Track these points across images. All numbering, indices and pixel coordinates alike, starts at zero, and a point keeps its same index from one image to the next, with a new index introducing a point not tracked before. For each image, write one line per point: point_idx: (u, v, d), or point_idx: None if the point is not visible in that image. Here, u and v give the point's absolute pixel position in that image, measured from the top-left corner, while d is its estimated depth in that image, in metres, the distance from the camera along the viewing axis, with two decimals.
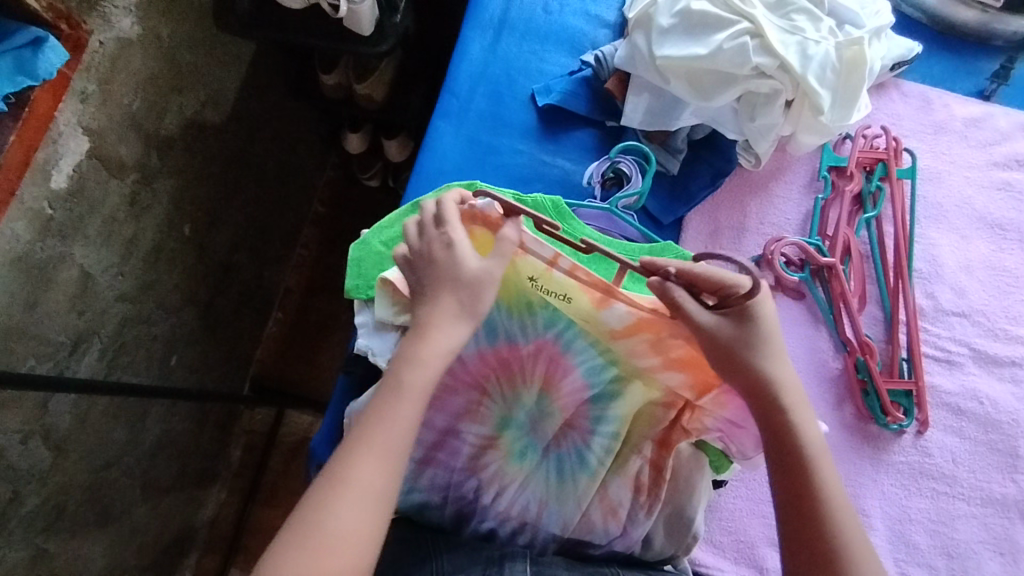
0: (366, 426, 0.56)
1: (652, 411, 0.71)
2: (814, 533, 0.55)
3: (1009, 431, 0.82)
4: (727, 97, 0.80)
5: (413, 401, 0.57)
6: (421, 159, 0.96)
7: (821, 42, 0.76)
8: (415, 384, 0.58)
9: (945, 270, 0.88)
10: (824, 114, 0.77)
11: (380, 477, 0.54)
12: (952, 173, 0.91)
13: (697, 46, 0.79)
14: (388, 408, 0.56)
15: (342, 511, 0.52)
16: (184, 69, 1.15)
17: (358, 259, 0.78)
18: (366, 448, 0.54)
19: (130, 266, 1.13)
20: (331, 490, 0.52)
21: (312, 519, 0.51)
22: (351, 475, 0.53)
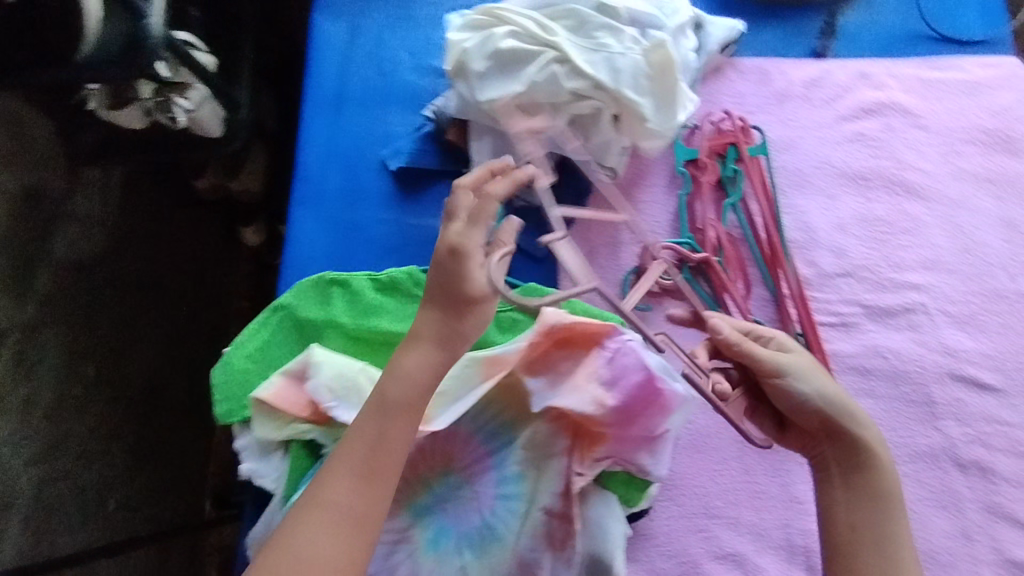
0: (352, 444, 0.56)
1: (548, 455, 0.69)
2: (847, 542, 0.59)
3: (918, 380, 0.81)
4: (556, 125, 0.79)
5: (400, 417, 0.57)
6: (287, 252, 0.94)
7: (627, 53, 0.75)
8: (397, 399, 0.57)
9: (820, 235, 0.87)
10: (650, 121, 0.76)
11: (344, 492, 0.54)
12: (805, 137, 0.91)
13: (514, 83, 0.78)
14: (360, 427, 0.56)
15: (319, 541, 0.52)
16: (46, 219, 1.18)
17: (224, 382, 0.75)
18: (341, 475, 0.55)
19: (33, 427, 1.10)
20: (308, 512, 0.54)
21: (283, 551, 0.52)
22: (323, 508, 0.53)
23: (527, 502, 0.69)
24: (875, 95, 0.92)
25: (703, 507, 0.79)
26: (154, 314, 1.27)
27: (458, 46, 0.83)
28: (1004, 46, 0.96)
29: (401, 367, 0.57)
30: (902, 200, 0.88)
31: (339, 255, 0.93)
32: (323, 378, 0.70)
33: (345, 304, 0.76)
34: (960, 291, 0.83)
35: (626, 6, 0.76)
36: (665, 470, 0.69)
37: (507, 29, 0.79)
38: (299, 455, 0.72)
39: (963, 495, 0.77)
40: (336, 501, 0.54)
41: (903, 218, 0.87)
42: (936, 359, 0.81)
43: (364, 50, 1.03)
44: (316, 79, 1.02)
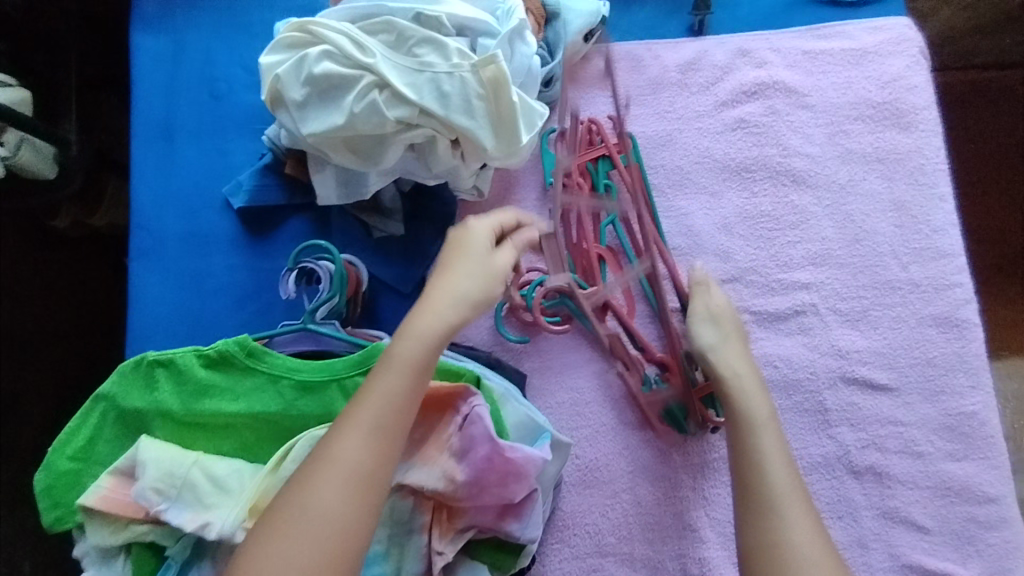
0: (365, 396, 0.56)
1: (408, 530, 0.62)
2: (760, 493, 0.58)
3: (810, 387, 0.76)
4: (391, 157, 0.70)
5: (405, 373, 0.57)
6: (131, 312, 0.85)
7: (454, 72, 0.67)
8: (407, 357, 0.57)
9: (704, 238, 0.81)
10: (490, 146, 0.69)
11: (358, 451, 0.54)
12: (683, 129, 0.83)
13: (335, 114, 0.68)
14: (380, 382, 0.56)
15: (327, 489, 0.53)
16: None
17: (49, 488, 0.67)
18: (353, 427, 0.55)
19: None
20: (319, 468, 0.54)
21: (292, 499, 0.53)
22: (327, 459, 0.54)
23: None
24: (756, 74, 0.84)
25: (595, 545, 0.74)
26: (19, 370, 1.15)
27: (272, 73, 0.72)
28: (897, 2, 0.87)
29: (412, 329, 0.58)
30: (789, 191, 0.81)
31: (188, 310, 0.84)
32: (148, 480, 0.63)
33: (173, 387, 0.68)
34: (851, 286, 0.78)
35: (448, 12, 0.68)
36: (537, 530, 0.63)
37: (320, 50, 0.69)
38: (143, 556, 0.66)
39: (859, 503, 0.74)
40: (346, 451, 0.54)
41: (789, 211, 0.81)
42: (827, 363, 0.77)
43: (193, 69, 0.90)
44: (142, 109, 0.90)
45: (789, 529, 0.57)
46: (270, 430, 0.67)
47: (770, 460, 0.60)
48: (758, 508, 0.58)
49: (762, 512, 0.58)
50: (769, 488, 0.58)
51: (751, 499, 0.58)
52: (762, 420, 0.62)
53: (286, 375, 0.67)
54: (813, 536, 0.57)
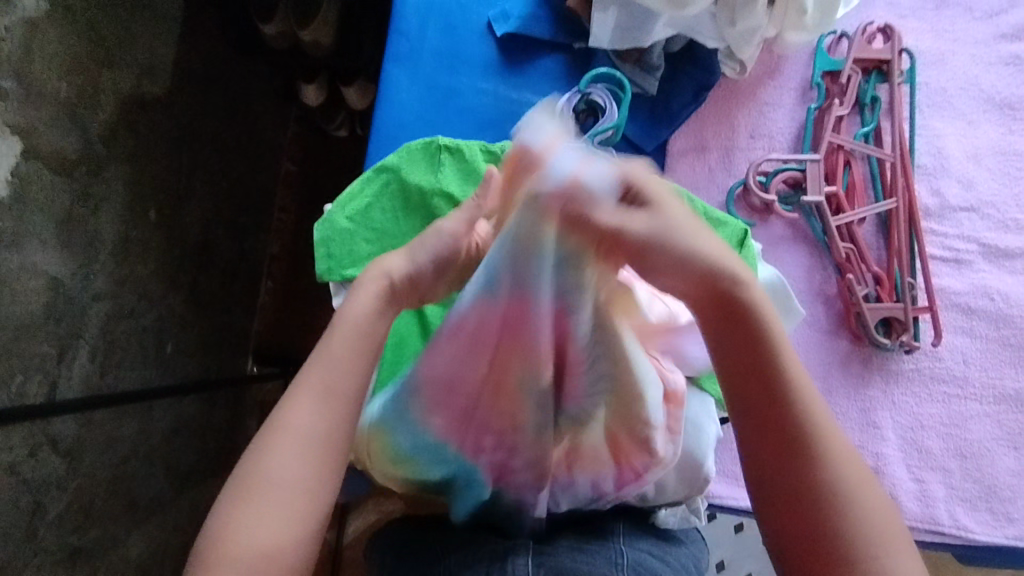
0: (318, 370, 0.52)
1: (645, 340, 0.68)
2: (784, 436, 0.50)
3: (1021, 325, 0.79)
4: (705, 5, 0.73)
5: (349, 341, 0.53)
6: (377, 113, 0.87)
7: None
8: (358, 321, 0.54)
9: (951, 163, 0.82)
10: (807, 13, 0.74)
11: (316, 418, 0.51)
12: (957, 53, 0.83)
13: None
14: (320, 352, 0.53)
15: (286, 457, 0.49)
16: (108, 43, 1.07)
17: (326, 240, 0.72)
18: (304, 404, 0.51)
19: (100, 263, 1.12)
20: (265, 442, 0.50)
21: (252, 480, 0.49)
22: (294, 426, 0.50)
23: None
24: None
25: None
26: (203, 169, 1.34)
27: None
28: None
29: (352, 302, 0.54)
30: None
31: (432, 122, 0.86)
32: None
33: (455, 173, 0.73)
34: None
35: None
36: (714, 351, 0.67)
37: None
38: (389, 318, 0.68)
39: None
40: (308, 418, 0.51)
41: None
42: None
43: None
44: None
45: (831, 476, 0.49)
46: None
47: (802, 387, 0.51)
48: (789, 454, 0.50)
49: (792, 456, 0.50)
50: (804, 435, 0.50)
51: (799, 477, 0.49)
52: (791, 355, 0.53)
53: None
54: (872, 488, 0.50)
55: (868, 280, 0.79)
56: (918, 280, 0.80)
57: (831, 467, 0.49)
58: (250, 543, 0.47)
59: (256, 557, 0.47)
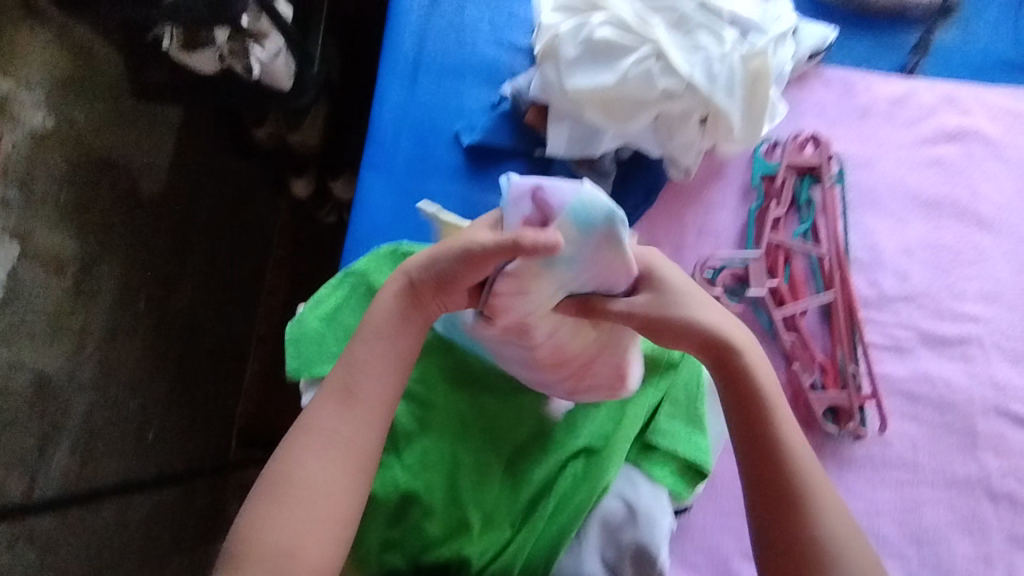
0: (328, 398, 0.64)
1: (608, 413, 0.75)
2: (779, 487, 0.59)
3: (964, 410, 0.82)
4: (642, 121, 0.81)
5: (376, 349, 0.65)
6: (353, 216, 0.94)
7: (724, 58, 0.79)
8: (384, 323, 0.66)
9: (885, 256, 0.88)
10: (736, 129, 0.81)
11: (344, 423, 0.62)
12: (882, 156, 0.91)
13: (606, 74, 0.80)
14: (351, 369, 0.65)
15: (307, 464, 0.61)
16: (109, 150, 1.16)
17: (297, 340, 0.77)
18: (333, 413, 0.63)
19: (87, 354, 1.15)
20: (297, 444, 0.62)
21: (283, 480, 0.60)
22: (312, 440, 0.62)
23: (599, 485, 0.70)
24: (959, 121, 0.91)
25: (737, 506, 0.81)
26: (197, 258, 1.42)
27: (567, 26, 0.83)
28: None
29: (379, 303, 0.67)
30: (971, 230, 0.88)
31: (404, 224, 0.93)
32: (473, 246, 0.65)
33: None
34: (1016, 328, 0.84)
35: (730, 8, 0.81)
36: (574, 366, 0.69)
37: (603, 19, 0.81)
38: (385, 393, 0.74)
39: (991, 524, 0.79)
40: (335, 421, 0.62)
41: (969, 249, 0.87)
42: (983, 393, 0.83)
43: (444, 20, 1.02)
44: (395, 45, 1.01)
45: (818, 516, 0.57)
46: None
47: (786, 430, 0.61)
48: (784, 498, 0.58)
49: (790, 502, 0.58)
50: (792, 479, 0.59)
51: (792, 525, 0.58)
52: (781, 406, 0.63)
53: None
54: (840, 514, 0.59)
55: (814, 368, 0.82)
56: (862, 368, 0.83)
57: (814, 504, 0.58)
58: (276, 538, 0.58)
59: (279, 542, 0.58)
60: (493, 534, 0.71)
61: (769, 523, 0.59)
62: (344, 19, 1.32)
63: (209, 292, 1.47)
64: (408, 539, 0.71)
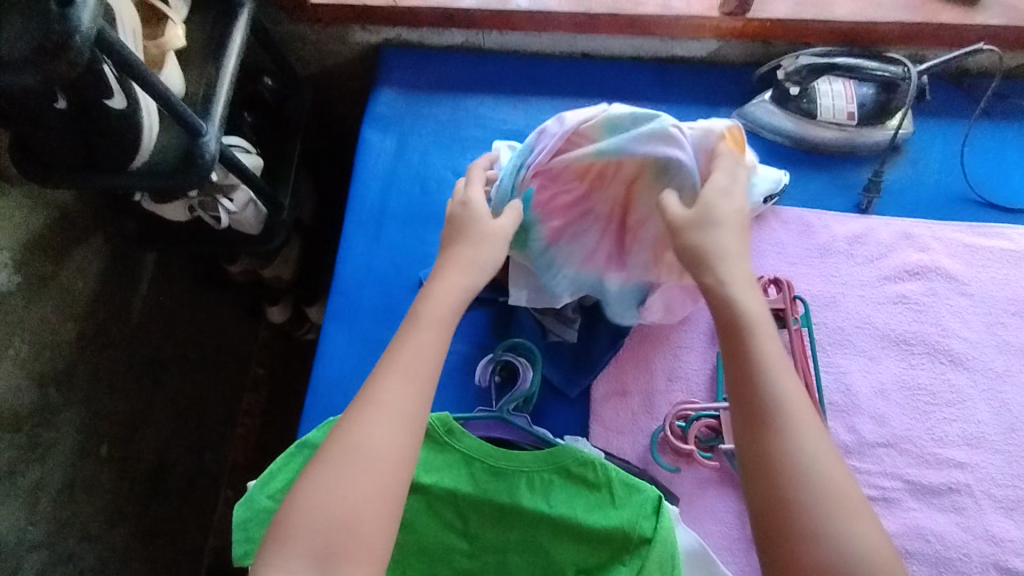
0: (397, 360, 0.60)
1: None
2: (767, 451, 0.56)
3: (963, 569, 0.77)
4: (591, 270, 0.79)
5: (430, 331, 0.62)
6: (316, 368, 0.93)
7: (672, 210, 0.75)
8: (431, 317, 0.63)
9: (861, 399, 0.85)
10: None
11: (408, 399, 0.58)
12: (847, 295, 0.90)
13: (584, 243, 0.80)
14: (409, 339, 0.62)
15: (374, 431, 0.57)
16: (80, 298, 1.16)
17: (245, 520, 0.73)
18: (392, 377, 0.59)
19: (40, 511, 1.11)
20: (355, 411, 0.58)
21: (344, 442, 0.56)
22: (364, 417, 0.57)
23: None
24: (919, 257, 0.91)
25: None
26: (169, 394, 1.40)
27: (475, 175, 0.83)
28: None
29: (431, 298, 0.65)
30: (945, 368, 0.86)
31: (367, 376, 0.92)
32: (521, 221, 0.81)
33: None
34: (1006, 474, 0.81)
35: None
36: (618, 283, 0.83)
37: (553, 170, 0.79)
38: None
39: None
40: (388, 395, 0.58)
41: (946, 388, 0.85)
42: (981, 548, 0.78)
43: (409, 166, 1.05)
44: (361, 194, 1.03)
45: (813, 495, 0.54)
46: (453, 508, 0.73)
47: (794, 415, 0.56)
48: (774, 471, 0.55)
49: (771, 477, 0.55)
50: (793, 460, 0.55)
51: (771, 483, 0.55)
52: (785, 377, 0.59)
53: (480, 458, 0.74)
54: (864, 516, 0.54)
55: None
56: None
57: (814, 492, 0.54)
58: (314, 511, 0.54)
59: (331, 516, 0.54)
60: None
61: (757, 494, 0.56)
62: (319, 157, 1.36)
63: (180, 427, 1.43)
64: None
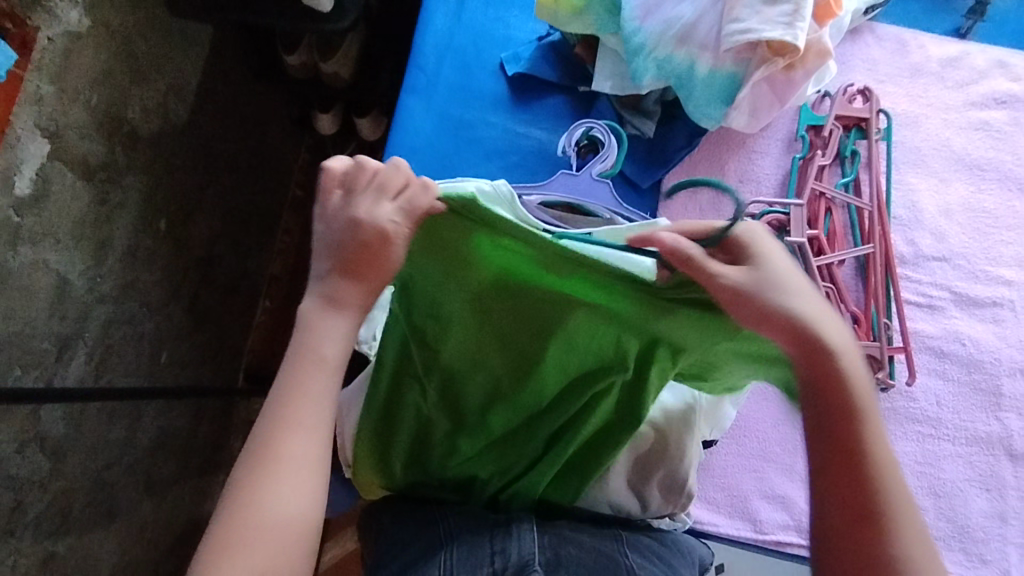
0: (310, 387, 0.53)
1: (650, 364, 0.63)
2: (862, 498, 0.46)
3: (991, 370, 0.83)
4: (686, 44, 0.77)
5: (331, 365, 0.53)
6: (390, 137, 0.91)
7: None
8: (334, 353, 0.54)
9: (924, 216, 0.87)
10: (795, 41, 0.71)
11: (305, 448, 0.51)
12: (930, 117, 0.90)
13: (683, 7, 0.77)
14: (302, 378, 0.53)
15: (278, 493, 0.49)
16: (141, 62, 1.14)
17: None
18: (293, 428, 0.51)
19: (108, 267, 1.15)
20: (256, 472, 0.49)
21: (243, 509, 0.49)
22: (300, 406, 0.52)
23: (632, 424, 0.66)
24: (1009, 86, 0.91)
25: (760, 449, 0.83)
26: (218, 188, 1.40)
27: None
28: None
29: (331, 319, 0.54)
30: (1012, 196, 0.88)
31: (442, 149, 0.91)
32: None
33: None
34: None
35: None
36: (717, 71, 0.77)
37: None
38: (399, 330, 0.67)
39: (1007, 482, 0.80)
40: (292, 450, 0.51)
41: (1009, 214, 0.87)
42: (1011, 355, 0.84)
43: None
44: None
45: (898, 542, 0.44)
46: None
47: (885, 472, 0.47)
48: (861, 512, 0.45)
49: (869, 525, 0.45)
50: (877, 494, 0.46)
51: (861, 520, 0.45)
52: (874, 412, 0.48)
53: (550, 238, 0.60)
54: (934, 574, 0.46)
55: (847, 319, 0.82)
56: (893, 322, 0.84)
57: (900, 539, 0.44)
58: (280, 510, 0.49)
59: None
60: (509, 463, 0.70)
61: (835, 537, 0.46)
62: None
63: (228, 224, 1.45)
64: (430, 456, 0.71)
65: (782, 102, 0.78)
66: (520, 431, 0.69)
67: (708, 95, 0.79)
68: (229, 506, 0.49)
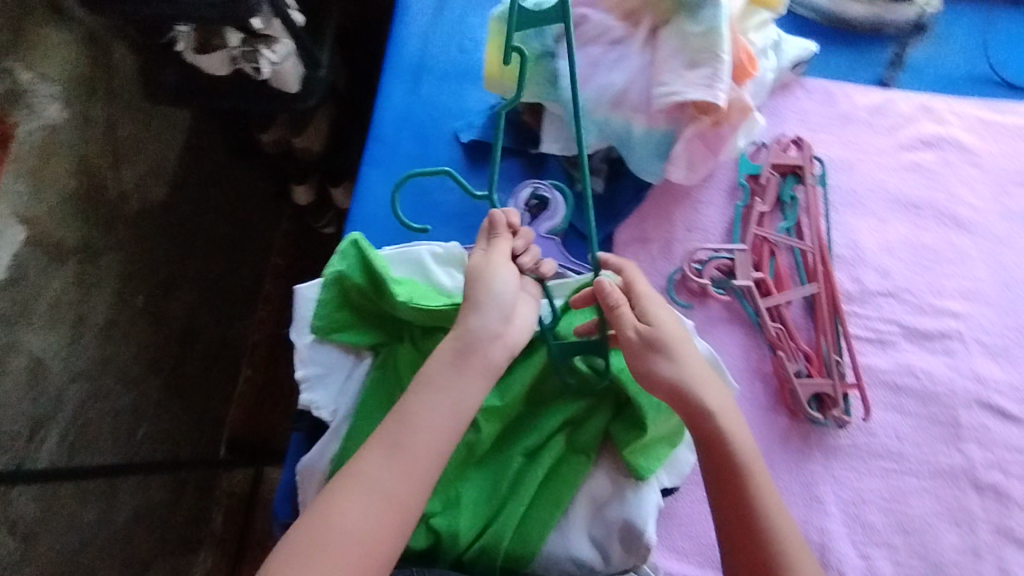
0: (430, 402, 0.62)
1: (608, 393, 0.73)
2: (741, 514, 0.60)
3: (947, 402, 0.84)
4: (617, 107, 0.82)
5: (468, 382, 0.63)
6: (352, 207, 0.96)
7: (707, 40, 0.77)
8: (482, 367, 0.64)
9: (867, 254, 0.91)
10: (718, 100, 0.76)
11: (384, 468, 0.58)
12: (863, 160, 0.95)
13: (614, 74, 0.82)
14: (427, 397, 0.62)
15: (349, 509, 0.56)
16: (119, 146, 1.20)
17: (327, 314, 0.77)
18: (406, 441, 0.60)
19: (84, 345, 1.16)
20: (336, 486, 0.58)
21: (322, 516, 0.56)
22: (407, 426, 0.60)
23: (588, 456, 0.72)
24: (935, 129, 0.96)
25: None
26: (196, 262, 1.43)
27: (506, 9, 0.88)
28: None
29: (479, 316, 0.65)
30: (949, 231, 0.92)
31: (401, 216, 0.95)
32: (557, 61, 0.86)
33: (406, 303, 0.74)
34: (999, 324, 0.88)
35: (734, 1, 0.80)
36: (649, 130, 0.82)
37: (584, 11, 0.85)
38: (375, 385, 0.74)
39: (977, 515, 0.80)
40: (402, 464, 0.59)
41: (948, 248, 0.91)
42: (965, 385, 0.85)
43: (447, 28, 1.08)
44: (399, 49, 1.06)
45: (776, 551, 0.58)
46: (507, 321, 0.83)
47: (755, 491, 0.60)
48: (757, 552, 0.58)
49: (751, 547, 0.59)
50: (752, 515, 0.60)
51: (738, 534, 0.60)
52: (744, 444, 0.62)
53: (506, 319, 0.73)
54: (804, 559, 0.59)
55: (800, 358, 0.84)
56: (845, 359, 0.85)
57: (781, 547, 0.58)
58: (346, 521, 0.56)
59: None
60: (483, 509, 0.71)
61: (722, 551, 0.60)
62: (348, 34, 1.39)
63: (208, 296, 1.48)
64: None
65: (715, 154, 0.84)
66: (485, 477, 0.72)
67: (643, 152, 0.83)
68: (300, 525, 0.57)
